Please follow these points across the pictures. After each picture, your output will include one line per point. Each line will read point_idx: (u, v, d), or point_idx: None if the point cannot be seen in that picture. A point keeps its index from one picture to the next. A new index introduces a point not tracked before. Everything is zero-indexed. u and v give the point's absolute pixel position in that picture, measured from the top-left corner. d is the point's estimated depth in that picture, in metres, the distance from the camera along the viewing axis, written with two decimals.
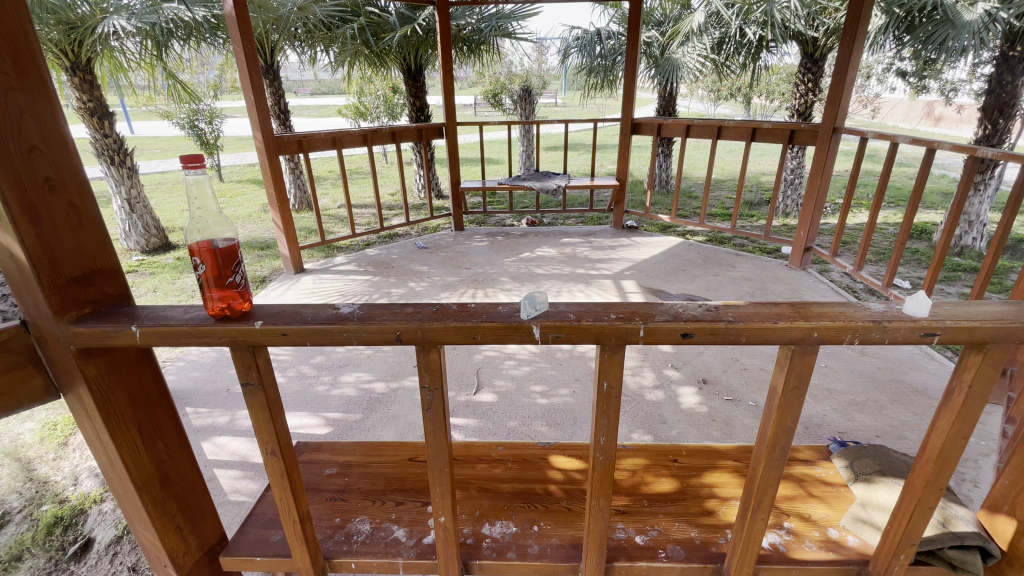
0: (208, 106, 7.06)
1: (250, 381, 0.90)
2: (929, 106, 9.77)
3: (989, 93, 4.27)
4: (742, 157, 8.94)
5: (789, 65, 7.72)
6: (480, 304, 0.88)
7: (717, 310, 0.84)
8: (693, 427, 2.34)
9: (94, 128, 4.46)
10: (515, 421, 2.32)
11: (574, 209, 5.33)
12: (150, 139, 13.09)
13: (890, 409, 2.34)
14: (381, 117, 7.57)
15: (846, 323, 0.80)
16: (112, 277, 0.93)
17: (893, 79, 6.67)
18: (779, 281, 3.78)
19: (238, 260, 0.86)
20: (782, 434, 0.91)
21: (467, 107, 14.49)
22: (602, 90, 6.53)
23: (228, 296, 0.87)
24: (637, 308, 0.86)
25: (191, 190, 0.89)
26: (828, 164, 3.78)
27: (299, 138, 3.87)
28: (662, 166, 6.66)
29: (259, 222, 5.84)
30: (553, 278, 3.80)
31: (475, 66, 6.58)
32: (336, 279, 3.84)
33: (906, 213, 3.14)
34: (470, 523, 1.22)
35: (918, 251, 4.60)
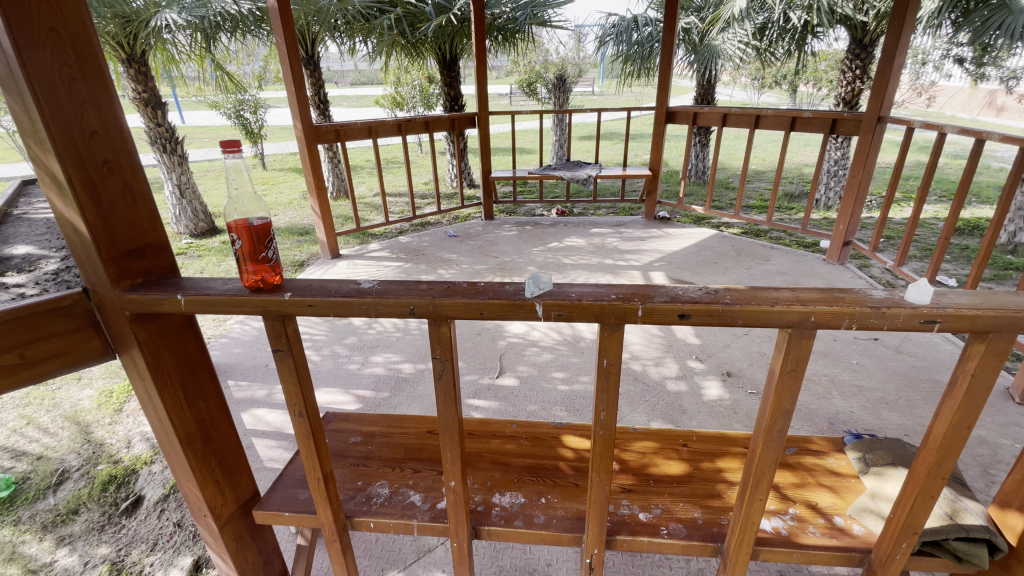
0: (253, 97, 7.34)
1: (280, 348, 0.98)
2: (991, 95, 9.19)
3: None
4: (784, 146, 8.65)
5: (837, 51, 7.40)
6: (488, 283, 0.94)
7: (717, 292, 0.86)
8: (713, 418, 2.35)
9: (148, 117, 4.71)
10: (535, 405, 2.39)
11: (605, 199, 5.31)
12: (202, 128, 13.80)
13: (922, 409, 2.27)
14: (416, 107, 7.70)
15: (844, 308, 0.81)
16: (161, 252, 1.03)
17: (950, 65, 6.31)
18: (815, 275, 3.69)
19: (270, 237, 0.95)
20: (779, 416, 0.92)
21: (502, 97, 14.52)
22: (638, 78, 6.44)
23: (262, 270, 0.96)
24: (637, 290, 0.89)
25: (231, 174, 0.98)
26: (872, 155, 3.62)
27: (337, 127, 3.99)
28: (698, 156, 6.56)
29: (299, 209, 6.07)
30: (580, 268, 3.82)
31: (511, 55, 6.60)
32: (370, 265, 3.99)
33: (953, 207, 2.98)
34: (481, 492, 1.29)
35: (967, 247, 4.39)
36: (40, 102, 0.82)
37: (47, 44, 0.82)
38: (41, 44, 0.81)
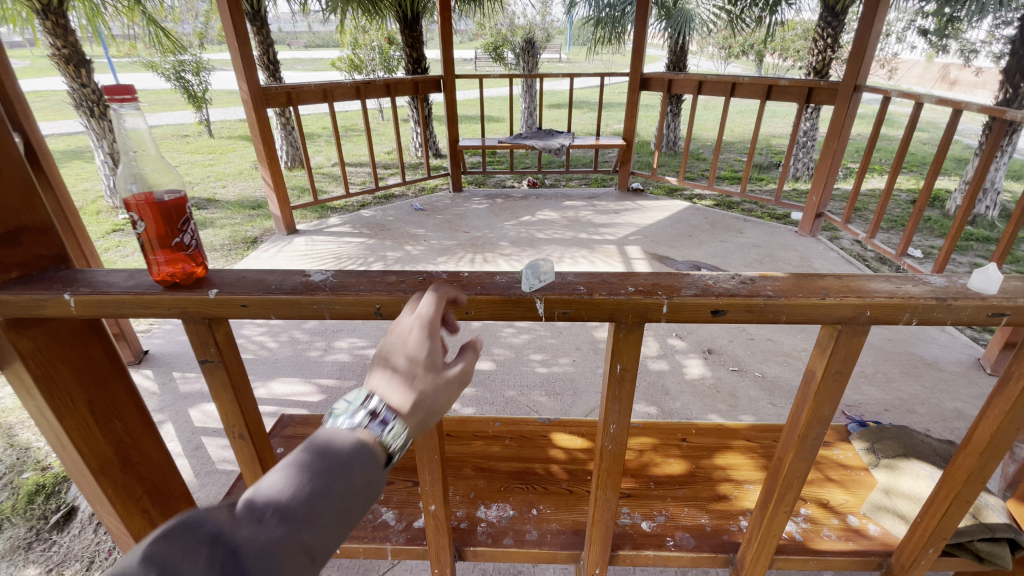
0: (195, 58, 6.69)
1: (208, 358, 0.78)
2: (945, 68, 9.42)
3: (1013, 55, 4.13)
4: (752, 118, 8.63)
5: (806, 20, 7.32)
6: (475, 273, 0.76)
7: (754, 283, 0.71)
8: (697, 398, 2.27)
9: (71, 78, 4.13)
10: (514, 391, 2.24)
11: (577, 170, 5.12)
12: (139, 93, 12.68)
13: (900, 383, 2.25)
14: (376, 71, 7.19)
15: (905, 301, 0.68)
16: (43, 236, 0.79)
17: (915, 36, 6.35)
18: (789, 247, 3.66)
19: (186, 216, 0.73)
20: (816, 423, 0.79)
21: (467, 63, 13.93)
22: (609, 44, 6.18)
23: (177, 261, 0.74)
24: (659, 280, 0.73)
25: (121, 133, 0.83)
26: (847, 125, 3.56)
27: (288, 89, 3.60)
28: (670, 126, 6.42)
29: (250, 181, 5.63)
30: (555, 243, 3.65)
31: (476, 17, 6.21)
32: (330, 240, 3.70)
33: (928, 178, 2.95)
34: (464, 506, 1.13)
35: (931, 218, 4.47)
36: None
37: None
38: None
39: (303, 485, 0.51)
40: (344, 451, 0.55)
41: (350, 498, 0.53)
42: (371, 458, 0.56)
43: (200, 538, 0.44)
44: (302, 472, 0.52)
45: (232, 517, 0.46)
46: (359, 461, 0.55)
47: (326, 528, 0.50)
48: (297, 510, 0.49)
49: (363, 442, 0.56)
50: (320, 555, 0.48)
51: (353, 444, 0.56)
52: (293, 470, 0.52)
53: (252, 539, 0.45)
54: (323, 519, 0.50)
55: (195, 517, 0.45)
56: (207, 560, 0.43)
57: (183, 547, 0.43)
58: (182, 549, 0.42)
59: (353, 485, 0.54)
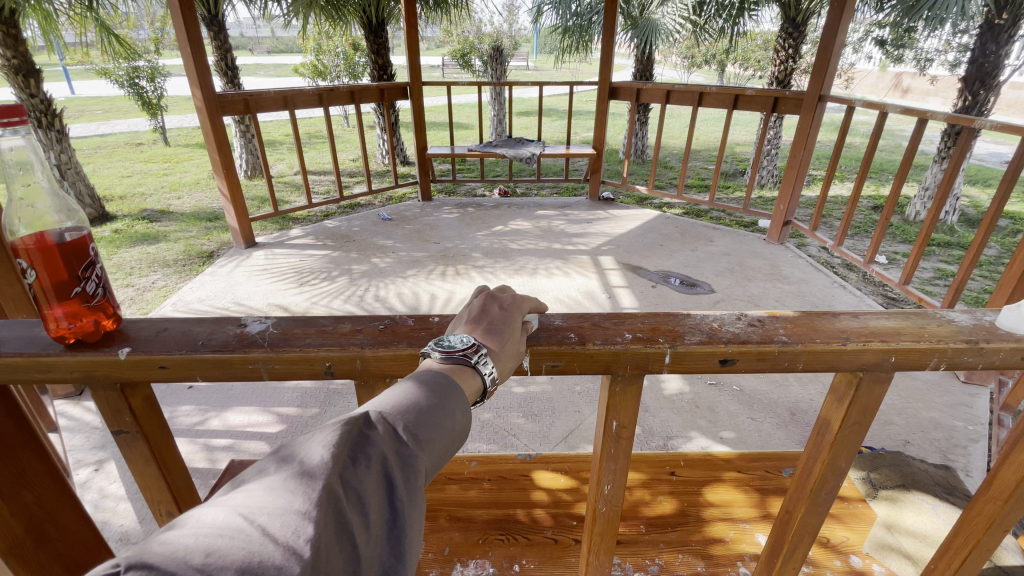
0: (150, 63, 6.35)
1: (123, 428, 0.65)
2: (898, 78, 9.84)
3: (972, 63, 4.38)
4: (717, 126, 8.82)
5: (766, 32, 7.54)
6: (447, 317, 0.65)
7: (765, 326, 0.63)
8: (678, 415, 2.21)
9: (19, 87, 3.87)
10: (489, 413, 2.12)
11: (548, 179, 5.07)
12: (87, 99, 12.02)
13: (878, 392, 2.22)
14: (341, 77, 7.00)
15: (932, 345, 0.61)
16: None
17: (870, 47, 6.60)
18: (759, 255, 3.68)
19: (92, 259, 0.60)
20: (831, 476, 0.70)
21: (434, 70, 13.80)
22: (576, 53, 6.19)
23: (80, 313, 0.60)
24: (660, 324, 0.64)
25: (11, 164, 0.64)
26: (812, 133, 3.61)
27: (246, 96, 3.41)
28: (639, 135, 6.46)
29: (207, 191, 5.35)
30: (528, 253, 3.56)
31: (443, 24, 6.11)
32: (291, 254, 3.50)
33: (893, 186, 3.00)
34: (438, 565, 1.02)
35: (892, 224, 4.60)
36: None
37: None
38: None
39: (412, 429, 0.48)
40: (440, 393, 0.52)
41: (454, 437, 0.50)
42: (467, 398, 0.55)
43: (336, 486, 0.40)
44: (407, 415, 0.49)
45: (355, 465, 0.43)
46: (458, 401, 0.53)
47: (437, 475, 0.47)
48: (415, 457, 0.46)
49: (453, 380, 0.54)
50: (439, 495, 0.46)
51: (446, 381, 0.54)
52: (395, 414, 0.48)
53: (383, 487, 0.43)
54: (434, 466, 0.48)
55: (318, 463, 0.41)
56: (346, 514, 0.40)
57: (322, 498, 0.39)
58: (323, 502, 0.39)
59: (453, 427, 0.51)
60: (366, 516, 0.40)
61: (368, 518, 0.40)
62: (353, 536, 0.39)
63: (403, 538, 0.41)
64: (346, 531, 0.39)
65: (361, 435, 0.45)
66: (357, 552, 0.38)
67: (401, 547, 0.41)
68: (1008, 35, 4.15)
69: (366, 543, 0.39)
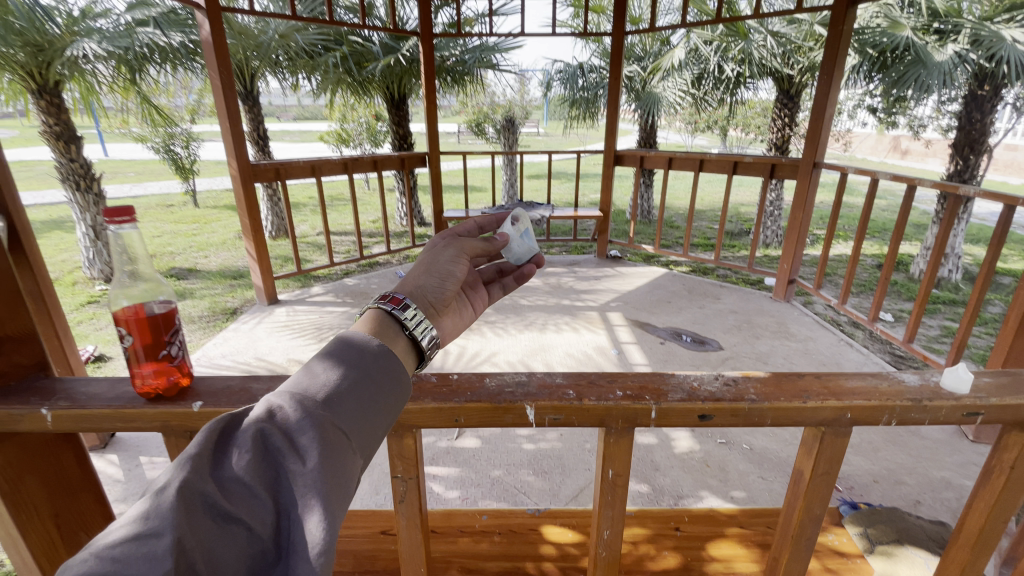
0: (184, 131, 6.88)
1: None
2: (896, 140, 10.19)
3: (960, 130, 4.57)
4: (721, 187, 9.15)
5: (764, 100, 8.00)
6: (464, 376, 0.76)
7: (738, 385, 0.73)
8: (687, 474, 2.22)
9: (58, 152, 4.16)
10: (500, 470, 2.17)
11: (558, 238, 5.28)
12: (125, 163, 12.86)
13: (886, 451, 2.23)
14: (363, 144, 7.50)
15: (883, 403, 0.71)
16: (24, 345, 0.78)
17: (863, 114, 6.95)
18: (766, 313, 3.76)
19: (176, 327, 0.74)
20: (809, 524, 0.78)
21: (450, 136, 14.64)
22: (583, 122, 6.62)
23: (164, 372, 0.73)
24: (647, 384, 0.74)
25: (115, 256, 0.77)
26: (810, 196, 3.77)
27: (277, 165, 3.70)
28: (644, 196, 6.75)
29: (233, 250, 5.64)
30: (538, 310, 3.69)
31: (459, 97, 6.60)
32: (312, 311, 3.67)
33: (890, 247, 3.11)
34: None
35: (897, 282, 4.69)
36: None
37: None
38: None
39: (304, 403, 0.52)
40: (341, 361, 0.57)
41: (371, 406, 0.56)
42: (385, 350, 0.61)
43: (210, 488, 0.46)
44: (300, 393, 0.53)
45: (237, 458, 0.48)
46: (370, 359, 0.59)
47: (348, 426, 0.53)
48: (306, 428, 0.50)
49: (388, 348, 0.62)
50: (350, 446, 0.52)
51: (356, 349, 0.60)
52: (289, 394, 0.53)
53: (275, 467, 0.49)
54: (342, 420, 0.53)
55: (194, 465, 0.47)
56: (233, 502, 0.46)
57: (195, 499, 0.45)
58: (198, 500, 0.45)
59: (361, 383, 0.56)
60: (258, 496, 0.47)
61: (260, 498, 0.47)
62: (242, 519, 0.45)
63: (301, 503, 0.47)
64: (233, 517, 0.45)
65: (251, 425, 0.51)
66: (250, 530, 0.45)
67: (303, 508, 0.47)
68: (991, 104, 4.40)
69: (263, 518, 0.46)
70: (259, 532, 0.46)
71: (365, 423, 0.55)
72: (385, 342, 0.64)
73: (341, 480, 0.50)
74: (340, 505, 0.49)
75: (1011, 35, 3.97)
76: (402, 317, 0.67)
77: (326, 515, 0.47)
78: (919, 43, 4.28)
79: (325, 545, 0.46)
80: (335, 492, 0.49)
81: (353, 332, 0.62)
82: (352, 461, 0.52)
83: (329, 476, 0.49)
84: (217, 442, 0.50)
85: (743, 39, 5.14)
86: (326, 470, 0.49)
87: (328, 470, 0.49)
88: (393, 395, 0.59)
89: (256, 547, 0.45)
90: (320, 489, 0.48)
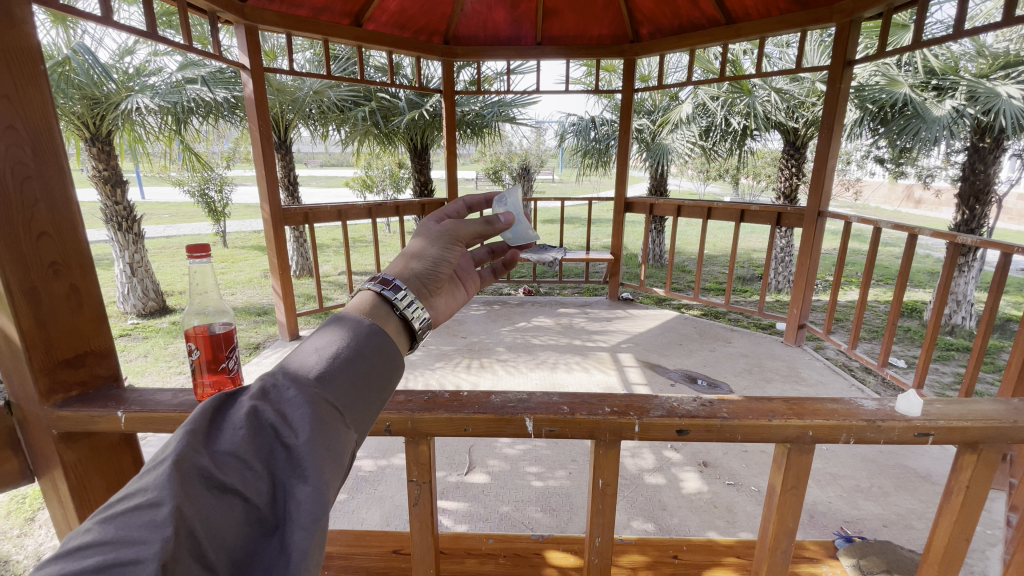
0: (219, 176, 7.34)
1: None
2: (908, 189, 10.30)
3: (965, 180, 4.67)
4: (732, 233, 9.30)
5: (773, 151, 8.26)
6: (472, 393, 0.88)
7: (712, 405, 0.83)
8: (695, 514, 2.23)
9: (107, 196, 4.57)
10: (508, 506, 2.21)
11: (570, 281, 5.42)
12: (161, 205, 13.59)
13: (896, 497, 2.22)
14: (386, 189, 7.90)
15: (841, 423, 0.80)
16: (103, 359, 0.94)
17: (872, 165, 7.12)
18: (776, 357, 3.79)
19: (232, 345, 0.89)
20: (783, 535, 0.88)
21: (468, 183, 15.19)
22: (596, 170, 6.90)
23: (220, 381, 0.87)
24: (632, 402, 0.85)
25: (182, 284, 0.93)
26: (816, 243, 3.83)
27: (305, 209, 3.96)
28: (655, 241, 6.91)
29: (258, 288, 5.89)
30: (549, 349, 3.78)
31: (477, 147, 6.98)
32: None
33: (895, 293, 3.17)
34: None
35: (910, 329, 4.69)
36: None
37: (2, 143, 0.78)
38: None
39: (297, 381, 0.55)
40: (333, 346, 0.60)
41: (359, 381, 0.58)
42: (378, 332, 0.64)
43: (204, 460, 0.47)
44: (291, 372, 0.56)
45: (231, 433, 0.50)
46: (361, 341, 0.62)
47: (341, 401, 0.56)
48: (299, 402, 0.52)
49: (383, 325, 0.66)
50: (342, 419, 0.54)
51: (349, 331, 0.63)
52: (281, 373, 0.55)
53: (270, 441, 0.51)
54: (335, 396, 0.55)
55: (189, 440, 0.48)
56: (229, 475, 0.47)
57: (190, 471, 0.46)
58: (193, 473, 0.46)
59: (353, 363, 0.60)
60: (253, 467, 0.48)
61: (255, 470, 0.48)
62: (238, 490, 0.46)
63: (294, 473, 0.49)
64: (230, 488, 0.46)
65: (243, 403, 0.52)
66: (246, 500, 0.46)
67: (299, 476, 0.49)
68: (993, 156, 4.50)
69: (259, 488, 0.47)
70: (256, 502, 0.47)
71: (356, 401, 0.58)
72: (376, 321, 0.66)
73: (336, 450, 0.51)
74: (335, 474, 0.50)
75: (1007, 91, 4.10)
76: (392, 297, 0.68)
77: (322, 481, 0.49)
78: (917, 99, 4.47)
79: (321, 509, 0.47)
80: (330, 461, 0.50)
81: (344, 316, 0.65)
82: (344, 433, 0.54)
83: (324, 445, 0.50)
84: (211, 421, 0.51)
85: (748, 96, 5.43)
86: (320, 438, 0.50)
87: (322, 439, 0.51)
88: (384, 375, 0.62)
89: (253, 516, 0.46)
90: (314, 456, 0.49)
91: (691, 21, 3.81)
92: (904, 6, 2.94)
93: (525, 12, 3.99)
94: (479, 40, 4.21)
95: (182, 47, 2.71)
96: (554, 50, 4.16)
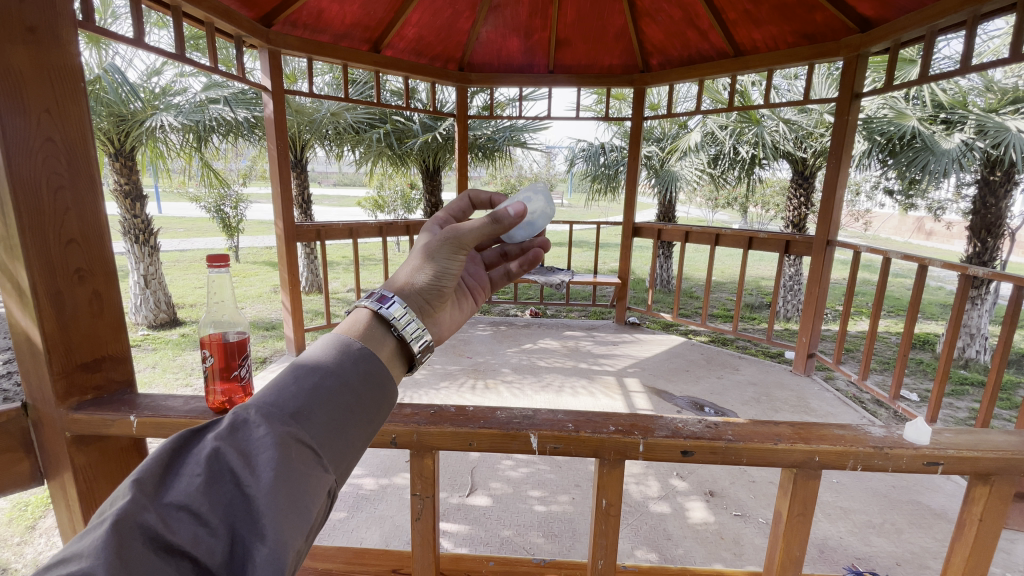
0: (236, 193, 7.49)
1: None
2: (920, 221, 10.21)
3: (976, 213, 4.64)
4: (741, 261, 9.31)
5: (781, 180, 8.33)
6: (479, 408, 0.89)
7: (717, 427, 0.84)
8: (700, 545, 2.17)
9: (126, 209, 4.65)
10: (510, 530, 2.17)
11: (577, 303, 5.41)
12: (176, 220, 13.86)
13: (910, 534, 2.15)
14: (397, 210, 8.03)
15: (847, 448, 0.80)
16: (119, 364, 0.97)
17: (881, 196, 7.15)
18: (785, 386, 3.73)
19: (245, 354, 0.92)
20: (790, 564, 0.87)
21: None
22: (605, 195, 6.98)
23: (231, 390, 0.90)
24: (637, 421, 0.86)
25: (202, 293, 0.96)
26: (825, 275, 3.76)
27: (318, 226, 4.00)
28: (663, 267, 6.94)
29: (268, 303, 5.97)
30: (555, 372, 3.76)
31: (488, 170, 7.10)
32: None
33: (907, 323, 3.12)
34: None
35: (922, 362, 4.62)
36: (20, 209, 0.81)
37: (40, 152, 0.83)
38: (34, 153, 0.82)
39: (265, 420, 0.51)
40: (311, 377, 0.56)
41: (336, 416, 0.55)
42: (361, 363, 0.60)
43: (151, 518, 0.43)
44: (261, 409, 0.52)
45: (185, 484, 0.46)
46: (343, 374, 0.58)
47: (312, 443, 0.52)
48: (267, 443, 0.49)
49: (369, 351, 0.62)
50: (313, 462, 0.51)
51: (336, 357, 0.60)
52: (251, 410, 0.52)
53: (229, 491, 0.47)
54: (306, 437, 0.52)
55: (137, 495, 0.45)
56: (178, 533, 0.44)
57: (135, 531, 0.43)
58: (139, 531, 0.43)
59: (331, 398, 0.56)
60: (208, 524, 0.45)
61: (210, 526, 0.45)
62: (187, 550, 0.43)
63: (253, 528, 0.45)
64: (178, 548, 0.43)
65: (204, 447, 0.49)
66: (195, 561, 0.43)
67: (257, 534, 0.45)
68: (1005, 189, 4.46)
69: (212, 547, 0.44)
70: (207, 563, 0.43)
71: (331, 438, 0.54)
72: (370, 345, 0.64)
73: (300, 502, 0.48)
74: (296, 530, 0.47)
75: (1016, 126, 4.11)
76: (389, 316, 0.66)
77: (280, 541, 0.45)
78: (925, 132, 4.49)
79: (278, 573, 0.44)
80: (291, 516, 0.47)
81: (330, 341, 0.62)
82: (313, 481, 0.50)
83: (287, 495, 0.47)
84: (167, 468, 0.48)
85: (756, 125, 5.51)
86: (281, 490, 0.47)
87: (284, 490, 0.47)
88: (366, 409, 0.58)
89: None
90: (273, 512, 0.46)
91: (699, 52, 3.90)
92: (912, 42, 2.97)
93: (538, 41, 4.07)
94: (492, 67, 4.33)
95: (207, 69, 2.77)
96: (566, 78, 4.30)
